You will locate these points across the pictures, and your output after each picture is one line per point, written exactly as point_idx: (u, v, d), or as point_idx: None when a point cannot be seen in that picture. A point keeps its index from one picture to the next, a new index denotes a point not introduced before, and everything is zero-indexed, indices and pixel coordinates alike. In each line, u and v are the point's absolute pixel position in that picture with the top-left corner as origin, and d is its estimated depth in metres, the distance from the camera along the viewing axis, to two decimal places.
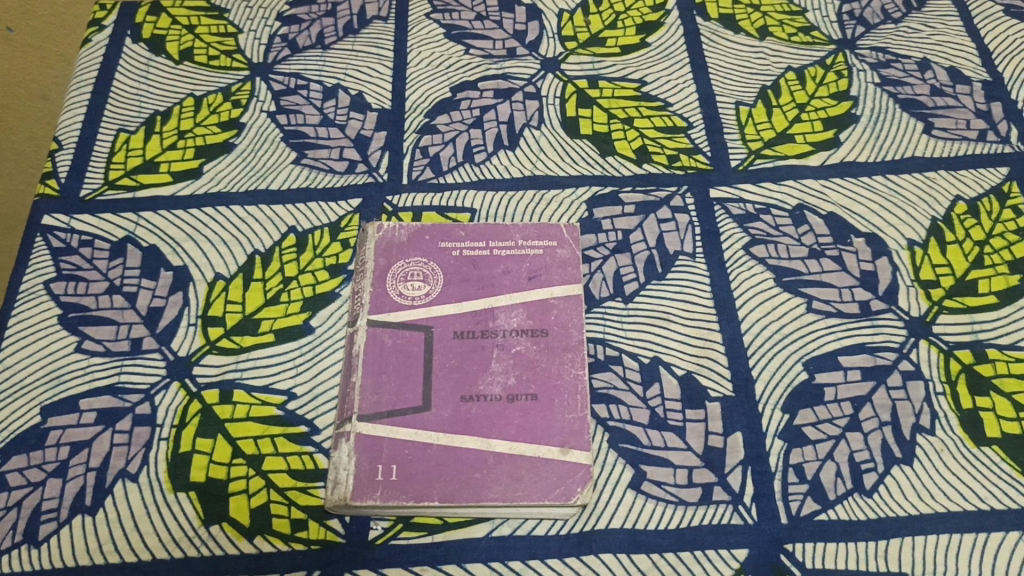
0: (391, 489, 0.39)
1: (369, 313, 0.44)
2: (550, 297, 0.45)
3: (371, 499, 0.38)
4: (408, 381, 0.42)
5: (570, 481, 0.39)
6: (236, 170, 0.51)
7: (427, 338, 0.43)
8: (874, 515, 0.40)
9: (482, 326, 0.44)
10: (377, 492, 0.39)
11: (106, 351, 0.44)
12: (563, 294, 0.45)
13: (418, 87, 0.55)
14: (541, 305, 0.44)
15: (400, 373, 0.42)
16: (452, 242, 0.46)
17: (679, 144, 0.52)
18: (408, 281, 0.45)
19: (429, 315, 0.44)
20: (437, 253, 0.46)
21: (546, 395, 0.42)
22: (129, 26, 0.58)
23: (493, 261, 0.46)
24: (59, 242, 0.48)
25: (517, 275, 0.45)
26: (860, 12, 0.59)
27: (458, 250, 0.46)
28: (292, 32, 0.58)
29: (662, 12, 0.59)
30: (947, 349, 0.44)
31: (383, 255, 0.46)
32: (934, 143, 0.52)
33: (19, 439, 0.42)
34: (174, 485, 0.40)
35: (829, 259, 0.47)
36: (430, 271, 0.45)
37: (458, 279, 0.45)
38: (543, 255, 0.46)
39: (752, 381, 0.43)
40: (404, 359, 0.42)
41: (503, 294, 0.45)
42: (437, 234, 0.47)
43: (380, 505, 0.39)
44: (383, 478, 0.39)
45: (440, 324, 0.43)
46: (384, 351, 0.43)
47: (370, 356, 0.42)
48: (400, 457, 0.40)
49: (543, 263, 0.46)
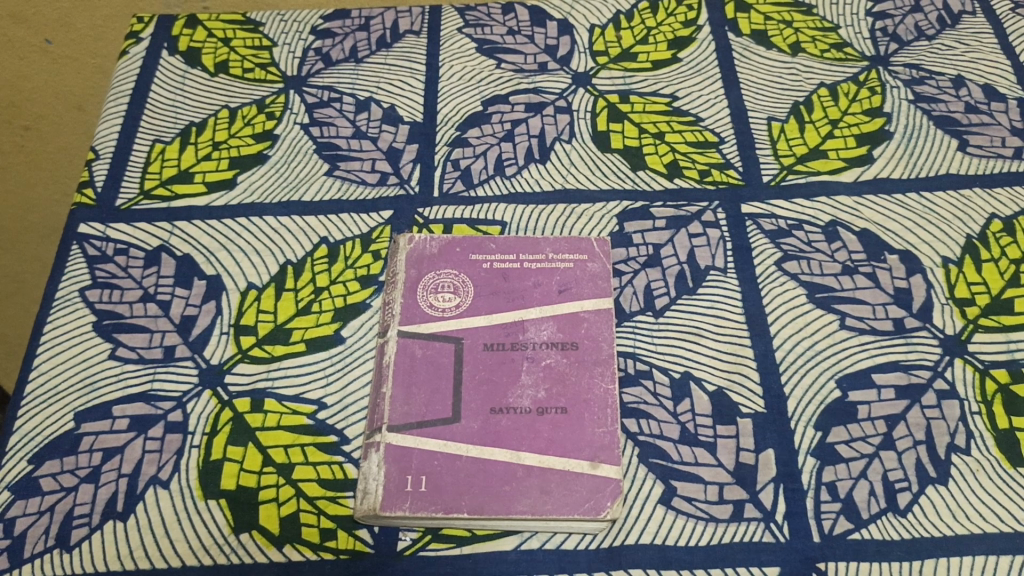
0: (421, 500, 0.39)
1: (400, 324, 0.44)
2: (580, 311, 0.45)
3: (400, 510, 0.38)
4: (438, 393, 0.42)
5: (600, 495, 0.39)
6: (270, 181, 0.51)
7: (457, 350, 0.43)
8: (909, 535, 0.39)
9: (513, 338, 0.44)
10: (407, 503, 0.39)
11: (139, 359, 0.45)
12: (594, 307, 0.45)
13: (449, 100, 0.55)
14: (572, 318, 0.44)
15: (430, 385, 0.42)
16: (483, 254, 0.47)
17: (710, 159, 0.52)
18: (439, 293, 0.45)
19: (459, 326, 0.44)
20: (468, 265, 0.46)
21: (577, 408, 0.41)
22: (165, 39, 0.60)
23: (524, 273, 0.46)
24: (95, 250, 0.49)
25: (547, 288, 0.45)
26: (893, 29, 0.59)
27: (488, 263, 0.46)
28: (326, 46, 0.59)
29: (694, 28, 0.59)
30: (983, 368, 0.44)
31: (415, 266, 0.46)
32: (969, 161, 0.51)
33: (53, 444, 0.42)
34: (205, 493, 0.41)
35: (862, 276, 0.47)
36: (460, 282, 0.45)
37: (488, 291, 0.45)
38: (575, 268, 0.46)
39: (784, 398, 0.43)
40: (435, 370, 0.42)
41: (534, 307, 0.45)
42: (467, 247, 0.47)
43: (409, 516, 0.38)
44: (414, 488, 0.39)
45: (470, 335, 0.43)
46: (414, 362, 0.43)
47: (400, 367, 0.43)
48: (429, 469, 0.39)
49: (573, 276, 0.46)
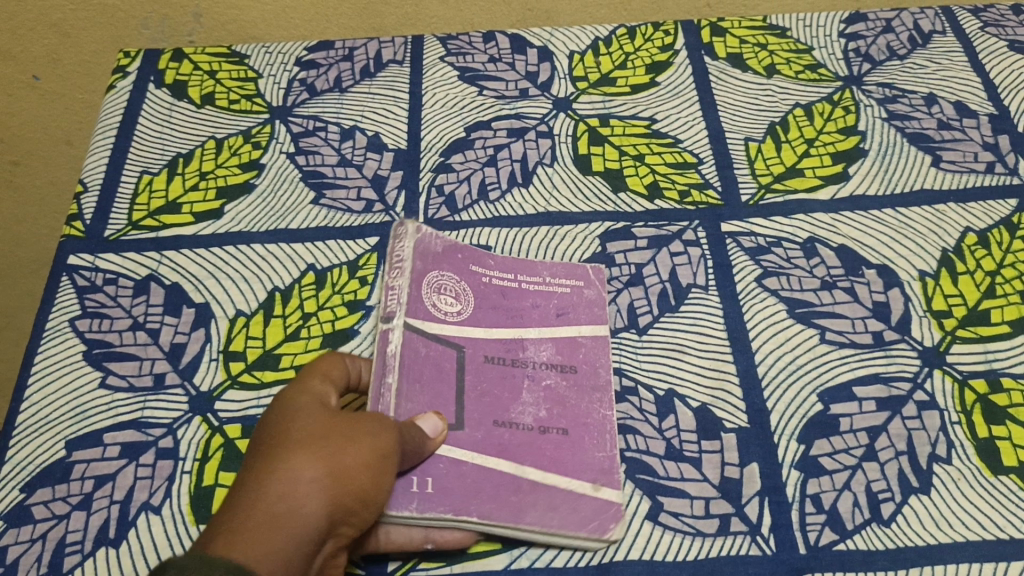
0: (427, 502, 0.39)
1: (405, 315, 0.44)
2: (579, 335, 0.46)
3: (407, 510, 0.38)
4: (441, 397, 0.42)
5: (604, 517, 0.40)
6: (256, 210, 0.52)
7: (458, 357, 0.44)
8: (893, 545, 0.40)
9: (513, 355, 0.45)
10: (413, 503, 0.39)
11: (129, 387, 0.45)
12: (591, 333, 0.46)
13: (433, 127, 0.56)
14: (570, 342, 0.45)
15: (433, 385, 0.42)
16: (483, 268, 0.48)
17: (689, 179, 0.53)
18: (442, 294, 0.46)
19: (461, 334, 0.45)
20: (468, 275, 0.47)
21: (576, 430, 0.42)
22: (152, 72, 0.61)
23: (522, 294, 0.47)
24: (84, 281, 0.49)
25: (545, 311, 0.46)
26: (865, 49, 0.60)
27: (487, 277, 0.47)
28: (310, 76, 0.60)
29: (671, 53, 0.60)
30: (962, 379, 0.44)
31: (421, 260, 0.47)
32: (943, 176, 0.52)
33: (44, 472, 0.42)
34: (196, 518, 0.41)
35: (841, 291, 0.48)
36: (461, 289, 0.46)
37: (488, 305, 0.46)
38: (571, 293, 0.47)
39: (767, 412, 0.44)
40: (438, 374, 0.43)
41: (532, 328, 0.46)
42: (469, 257, 0.48)
43: (415, 516, 0.38)
44: (422, 489, 0.39)
45: (472, 345, 0.44)
46: (419, 359, 0.43)
47: (406, 360, 0.43)
48: (435, 471, 0.40)
49: (570, 301, 0.47)
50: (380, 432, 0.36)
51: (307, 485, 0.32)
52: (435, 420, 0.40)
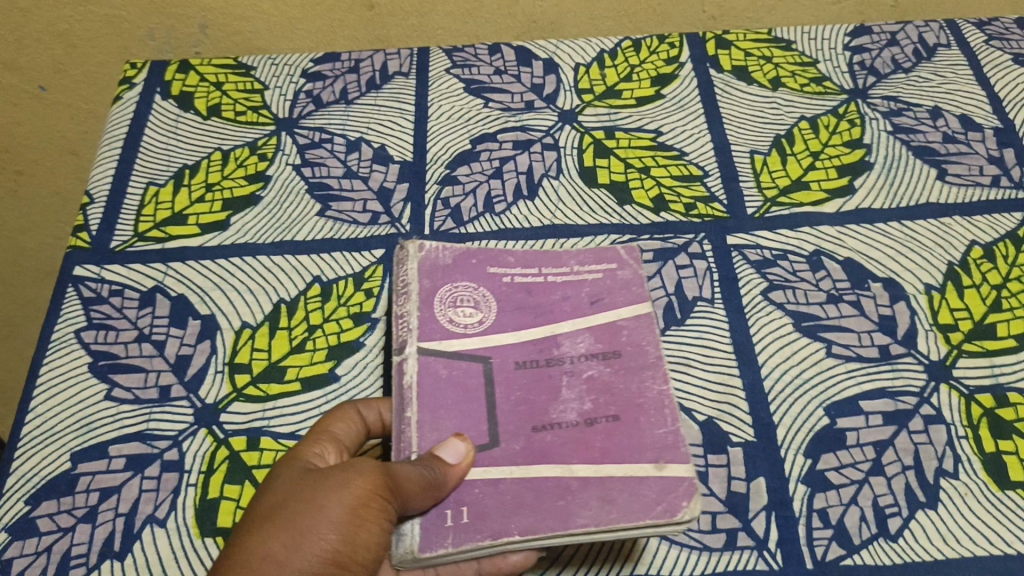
0: (464, 532, 0.36)
1: (418, 340, 0.42)
2: (618, 320, 0.43)
3: (442, 547, 0.36)
4: (470, 417, 0.40)
5: (671, 497, 0.37)
6: (261, 222, 0.52)
7: (486, 369, 0.41)
8: (900, 560, 0.39)
9: (547, 355, 0.42)
10: (448, 538, 0.36)
11: (135, 399, 0.45)
12: (633, 313, 0.43)
13: (438, 139, 0.56)
14: (609, 328, 0.43)
15: (460, 408, 0.40)
16: (501, 268, 0.45)
17: (695, 192, 0.53)
18: (458, 307, 0.43)
19: (488, 343, 0.42)
20: (487, 279, 0.45)
21: (629, 413, 0.40)
22: (158, 83, 0.61)
23: (550, 287, 0.45)
24: (90, 292, 0.49)
25: (578, 301, 0.44)
26: (870, 62, 0.60)
27: (509, 277, 0.45)
28: (316, 88, 0.60)
29: (676, 65, 0.61)
30: (968, 393, 0.44)
31: (429, 278, 0.44)
32: (948, 189, 0.52)
33: (49, 484, 0.42)
34: (201, 531, 0.41)
35: (847, 304, 0.48)
36: (481, 297, 0.44)
37: (513, 306, 0.44)
38: (604, 279, 0.45)
39: (773, 426, 0.44)
40: (464, 394, 0.40)
41: (567, 320, 0.43)
42: (484, 260, 0.46)
43: (454, 552, 0.36)
44: (457, 520, 0.37)
45: (499, 354, 0.42)
46: (441, 383, 0.41)
47: (425, 389, 0.40)
48: (470, 499, 0.37)
49: (604, 287, 0.45)
50: (359, 478, 0.35)
51: (263, 562, 0.34)
52: (458, 446, 0.37)
